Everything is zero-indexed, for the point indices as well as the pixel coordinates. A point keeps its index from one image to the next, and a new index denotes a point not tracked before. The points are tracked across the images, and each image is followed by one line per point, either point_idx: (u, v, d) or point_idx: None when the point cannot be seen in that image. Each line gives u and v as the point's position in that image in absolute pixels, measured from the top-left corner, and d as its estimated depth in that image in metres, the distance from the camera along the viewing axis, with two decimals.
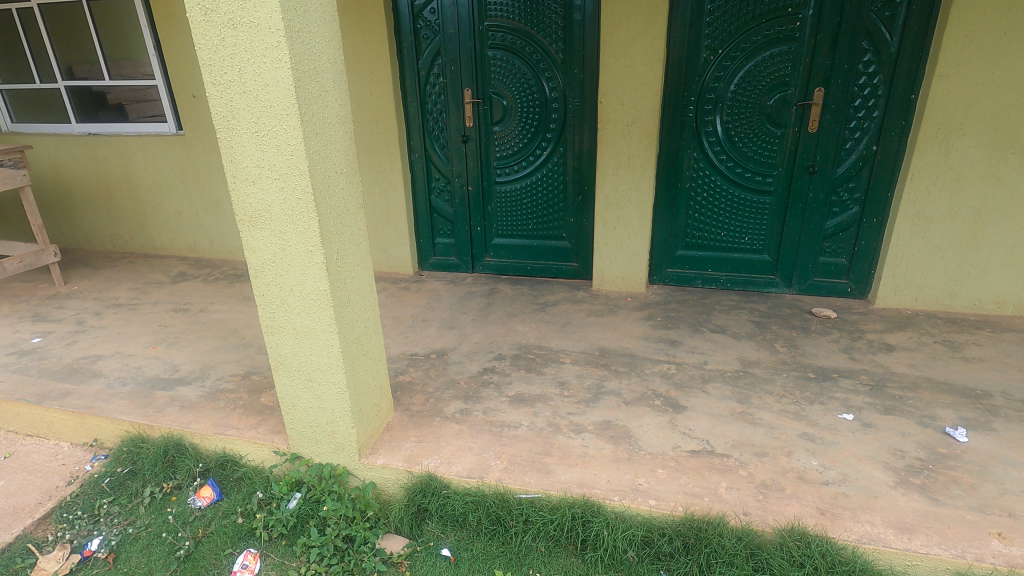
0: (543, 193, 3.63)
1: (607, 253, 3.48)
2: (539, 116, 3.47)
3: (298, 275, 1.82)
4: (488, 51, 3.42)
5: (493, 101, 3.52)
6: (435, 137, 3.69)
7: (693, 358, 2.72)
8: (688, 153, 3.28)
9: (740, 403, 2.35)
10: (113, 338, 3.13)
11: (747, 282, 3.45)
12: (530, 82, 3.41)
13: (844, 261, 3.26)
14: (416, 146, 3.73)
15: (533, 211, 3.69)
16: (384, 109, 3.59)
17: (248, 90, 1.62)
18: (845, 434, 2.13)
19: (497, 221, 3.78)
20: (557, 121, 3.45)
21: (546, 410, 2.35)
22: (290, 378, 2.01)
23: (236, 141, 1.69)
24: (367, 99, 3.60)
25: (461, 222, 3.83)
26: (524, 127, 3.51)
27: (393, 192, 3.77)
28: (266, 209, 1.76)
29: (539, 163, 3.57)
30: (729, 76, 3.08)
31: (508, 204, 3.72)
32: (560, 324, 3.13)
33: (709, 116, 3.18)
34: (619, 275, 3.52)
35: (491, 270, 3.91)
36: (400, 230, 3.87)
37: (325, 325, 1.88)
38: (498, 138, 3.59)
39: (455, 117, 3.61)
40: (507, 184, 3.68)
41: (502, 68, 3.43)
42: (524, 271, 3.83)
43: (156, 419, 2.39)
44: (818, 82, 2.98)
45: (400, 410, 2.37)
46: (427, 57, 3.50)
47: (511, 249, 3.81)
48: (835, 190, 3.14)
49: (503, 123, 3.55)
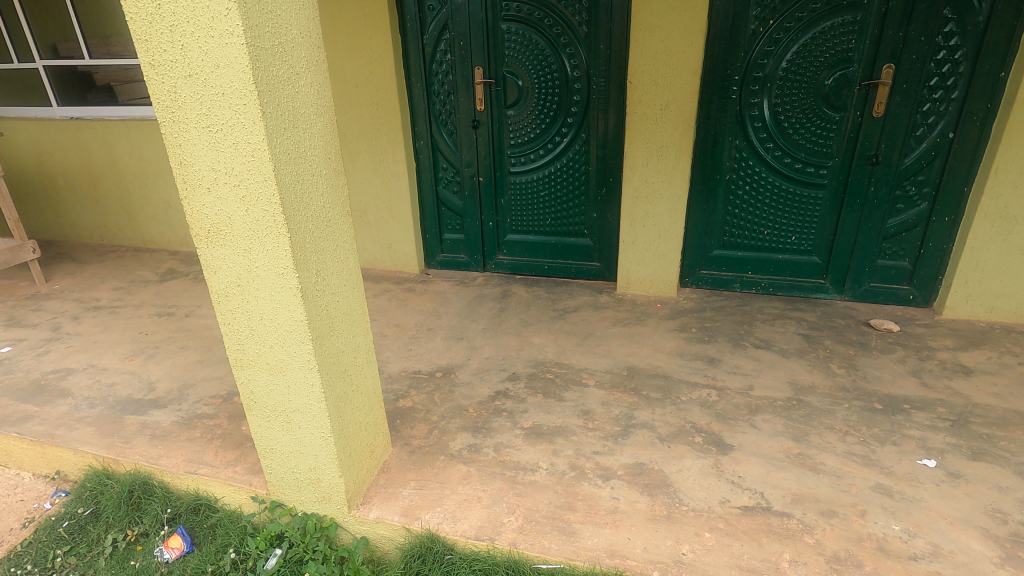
0: (563, 185, 3.26)
1: (633, 252, 3.12)
2: (559, 99, 3.08)
3: (269, 302, 1.48)
4: (501, 24, 3.02)
5: (507, 81, 3.12)
6: (443, 122, 3.32)
7: (736, 382, 2.36)
8: (728, 140, 2.87)
9: (797, 442, 2.00)
10: (88, 348, 2.84)
11: (792, 286, 3.07)
12: (549, 59, 3.01)
13: (906, 264, 2.86)
14: (422, 132, 3.36)
15: (551, 205, 3.32)
16: (385, 90, 3.21)
17: (194, 72, 1.26)
18: (929, 487, 1.77)
19: (511, 216, 3.43)
20: (579, 104, 3.05)
21: (568, 448, 2.01)
22: (265, 419, 1.69)
23: (184, 137, 1.34)
24: (367, 81, 3.23)
25: (471, 216, 3.48)
26: (541, 110, 3.13)
27: (396, 183, 3.42)
28: (226, 221, 1.41)
29: (558, 151, 3.18)
30: (780, 52, 2.66)
31: (523, 197, 3.36)
32: (581, 336, 2.78)
33: (755, 99, 2.77)
34: (647, 278, 3.16)
35: (504, 269, 3.57)
36: (404, 225, 3.53)
37: (303, 361, 1.54)
38: (512, 122, 3.21)
39: (464, 99, 3.22)
40: (523, 174, 3.31)
41: (518, 43, 3.03)
42: (541, 271, 3.48)
43: (122, 451, 2.10)
44: (887, 58, 2.55)
45: (399, 445, 2.06)
46: (432, 31, 3.11)
47: (526, 246, 3.46)
48: (900, 184, 2.73)
49: (518, 106, 3.17)
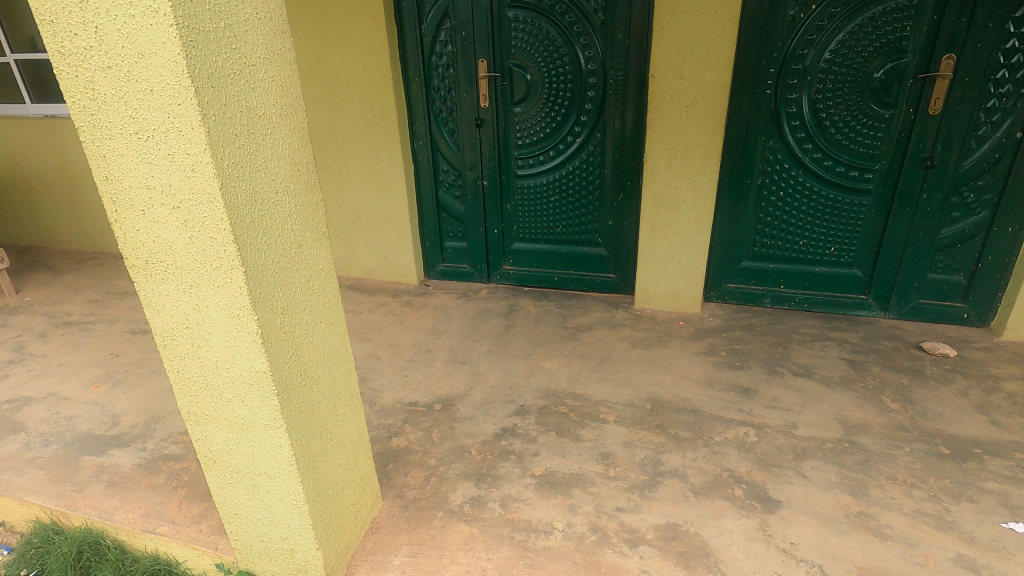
0: (575, 189, 2.97)
1: (653, 264, 2.84)
2: (571, 94, 2.78)
3: (224, 348, 1.20)
4: (507, 12, 2.72)
5: (514, 75, 2.82)
6: (443, 120, 3.02)
7: (777, 419, 2.07)
8: (761, 140, 2.57)
9: (855, 497, 1.70)
10: (51, 372, 2.57)
11: (829, 302, 2.77)
12: (561, 51, 2.71)
13: (960, 279, 2.55)
14: (420, 132, 3.07)
15: (561, 211, 3.04)
16: (380, 86, 2.92)
17: (115, 63, 0.97)
18: (1022, 561, 1.48)
19: (518, 222, 3.14)
20: (594, 100, 2.75)
21: (588, 503, 1.73)
22: (228, 481, 1.41)
23: (108, 146, 1.05)
24: (359, 76, 2.93)
25: (474, 223, 3.19)
26: (551, 107, 2.83)
27: (393, 187, 3.14)
28: (167, 251, 1.13)
29: (570, 152, 2.89)
30: (822, 41, 2.36)
31: (531, 202, 3.07)
32: (597, 361, 2.49)
33: (793, 94, 2.46)
34: (668, 292, 2.87)
35: (510, 280, 3.28)
36: (401, 233, 3.25)
37: (268, 419, 1.26)
38: (519, 121, 2.91)
39: (467, 95, 2.92)
40: (531, 178, 3.02)
41: (526, 33, 2.72)
42: (551, 282, 3.20)
43: (73, 503, 1.82)
44: (947, 47, 2.24)
45: (391, 497, 1.78)
46: (432, 20, 2.82)
47: (534, 256, 3.18)
48: (957, 190, 2.42)
49: (525, 103, 2.87)
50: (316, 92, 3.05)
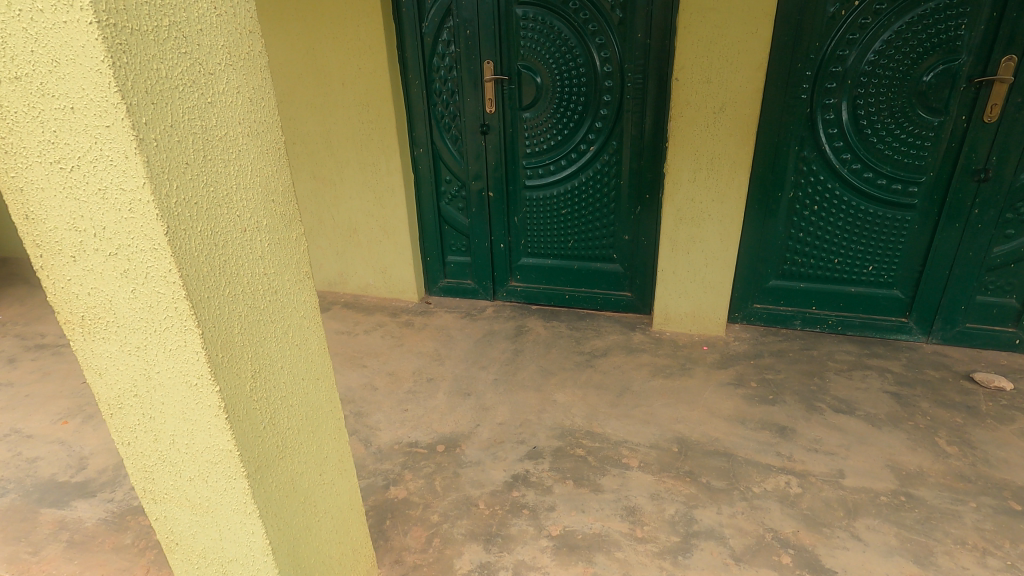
0: (588, 201, 2.75)
1: (673, 283, 2.62)
2: (585, 99, 2.55)
3: (181, 421, 0.97)
4: (515, 9, 2.49)
5: (522, 77, 2.59)
6: (446, 126, 2.79)
7: (820, 465, 1.85)
8: (795, 150, 2.35)
9: (922, 566, 1.48)
10: (17, 404, 2.34)
11: (865, 325, 2.55)
12: (574, 52, 2.49)
13: (1013, 303, 2.33)
14: (421, 138, 2.84)
15: (573, 225, 2.82)
16: (377, 89, 2.69)
17: (24, 72, 0.75)
18: None
19: (526, 236, 2.92)
20: (610, 105, 2.53)
21: (614, 572, 1.51)
22: (193, 565, 1.19)
23: (23, 176, 0.82)
24: (355, 79, 2.70)
25: (479, 236, 2.97)
26: (563, 113, 2.60)
27: (392, 198, 2.91)
28: (105, 306, 0.90)
29: (583, 162, 2.67)
30: (866, 41, 2.13)
31: (541, 214, 2.85)
32: (615, 393, 2.27)
33: (831, 99, 2.24)
34: (689, 312, 2.65)
35: (517, 297, 3.06)
36: (401, 247, 3.02)
37: (236, 503, 1.03)
38: (528, 127, 2.68)
39: (471, 100, 2.69)
40: (540, 189, 2.79)
41: (536, 32, 2.50)
42: (561, 300, 2.98)
43: (25, 569, 1.60)
44: (1007, 48, 2.01)
45: (388, 564, 1.55)
46: (433, 17, 2.59)
47: (543, 272, 2.96)
48: (1013, 205, 2.20)
49: (535, 108, 2.64)
50: (308, 95, 2.82)
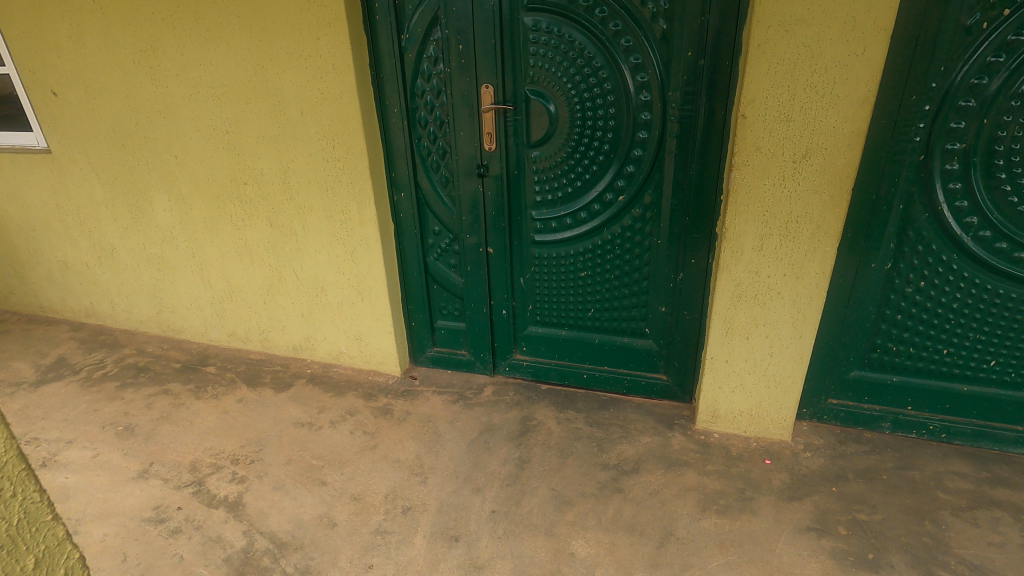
0: (614, 263, 2.14)
1: (726, 374, 2.01)
2: (614, 135, 1.94)
3: None
4: (523, 17, 1.88)
5: (531, 107, 1.98)
6: (433, 166, 2.19)
7: None
8: (899, 209, 1.74)
9: None
10: None
11: (979, 434, 1.95)
12: (600, 74, 1.88)
13: None
14: (402, 180, 2.24)
15: (595, 291, 2.21)
16: (344, 120, 2.08)
17: None
18: None
19: (535, 301, 2.32)
20: (646, 144, 1.92)
21: None
22: None
23: None
24: (316, 107, 2.10)
25: (476, 300, 2.38)
26: (585, 152, 1.99)
27: (366, 253, 2.32)
28: None
29: (609, 215, 2.06)
30: (1015, 66, 1.51)
31: (553, 277, 2.25)
32: (653, 543, 1.67)
33: (956, 144, 1.63)
34: (745, 411, 2.05)
35: (522, 373, 2.47)
36: (379, 311, 2.43)
37: None
38: (538, 170, 2.07)
39: (465, 133, 2.09)
40: (553, 246, 2.19)
41: (551, 46, 1.88)
42: (578, 379, 2.39)
43: None
44: None
45: None
46: (415, 27, 1.98)
47: (556, 344, 2.37)
48: None
49: (547, 146, 2.03)
50: (259, 126, 2.21)
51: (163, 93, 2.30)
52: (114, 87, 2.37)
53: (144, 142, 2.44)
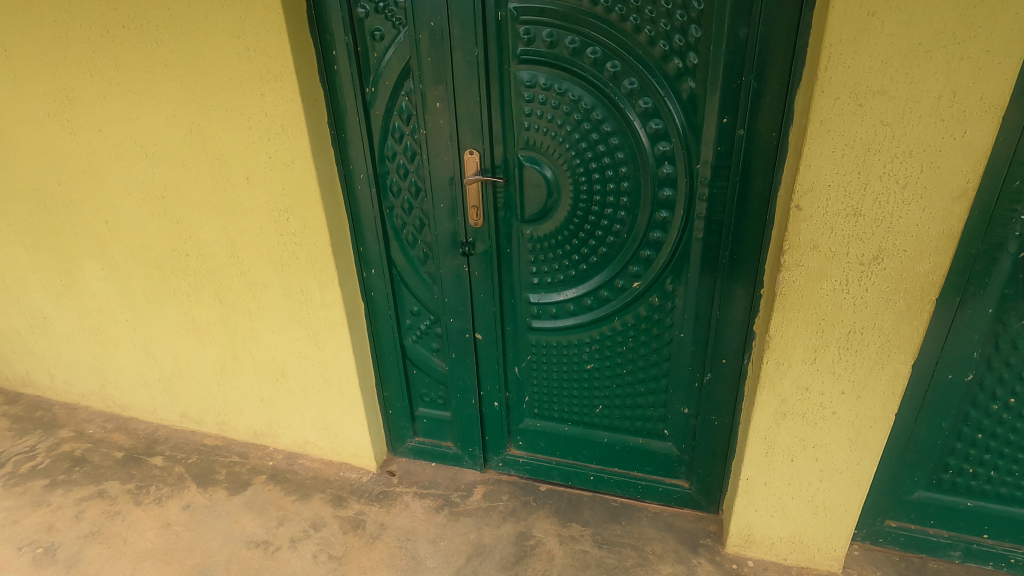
0: (627, 357, 1.78)
1: (764, 498, 1.66)
2: (628, 212, 1.58)
3: None
4: (516, 69, 1.51)
5: (526, 176, 1.62)
6: (409, 240, 1.82)
7: None
8: (988, 314, 1.38)
9: None
10: None
11: None
12: (611, 141, 1.51)
13: None
14: (372, 254, 1.88)
15: (604, 385, 1.86)
16: (299, 189, 1.71)
17: None
18: None
19: (532, 393, 1.97)
20: (668, 224, 1.55)
21: None
22: None
23: None
24: (264, 173, 1.72)
25: (463, 390, 2.02)
26: (592, 230, 1.63)
27: (332, 338, 1.95)
28: None
29: (622, 303, 1.70)
30: None
31: (554, 368, 1.89)
32: None
33: None
34: (786, 538, 1.70)
35: (518, 470, 2.12)
36: (349, 401, 2.07)
37: None
38: (535, 248, 1.71)
39: (446, 204, 1.72)
40: (553, 334, 1.83)
41: (550, 105, 1.52)
42: (582, 481, 2.03)
43: None
44: None
45: None
46: (382, 79, 1.61)
47: (557, 440, 2.02)
48: None
49: (546, 222, 1.66)
50: (199, 192, 1.84)
51: (86, 151, 1.93)
52: (30, 141, 1.99)
53: (70, 205, 2.07)
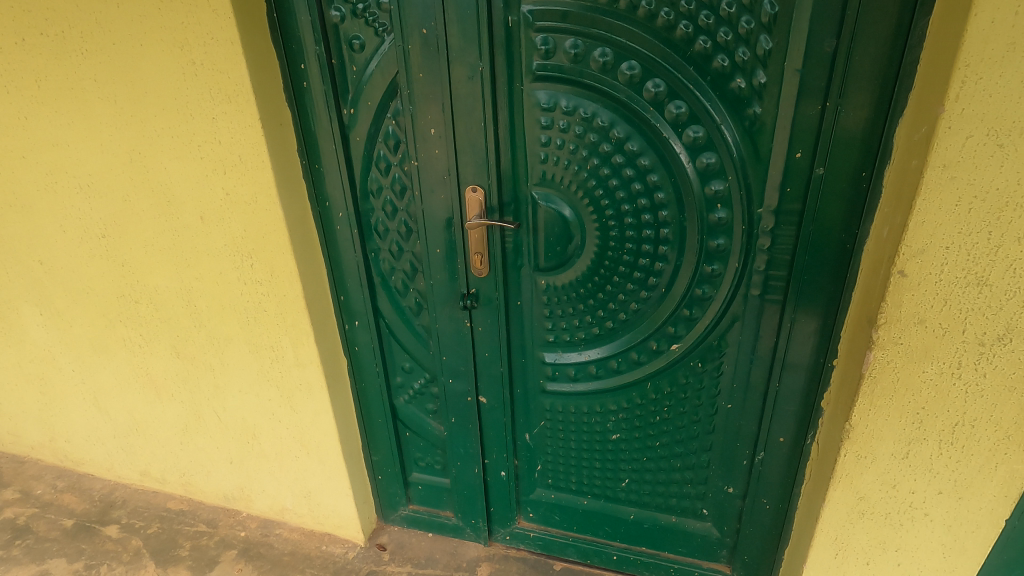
0: (661, 427, 1.49)
1: None
2: (668, 264, 1.28)
3: None
4: (530, 88, 1.20)
5: (541, 217, 1.32)
6: (399, 288, 1.52)
7: None
8: None
9: None
10: None
11: None
12: (649, 177, 1.21)
13: None
14: (355, 303, 1.57)
15: (631, 457, 1.57)
16: (263, 232, 1.41)
17: None
18: None
19: (546, 462, 1.67)
20: (718, 278, 1.26)
21: None
22: None
23: None
24: (220, 211, 1.42)
25: (465, 457, 1.73)
26: (622, 283, 1.34)
27: (309, 400, 1.65)
28: None
29: (656, 368, 1.41)
30: None
31: (572, 436, 1.60)
32: None
33: None
34: None
35: (528, 545, 1.83)
36: (331, 468, 1.78)
37: None
38: (551, 301, 1.41)
39: (443, 249, 1.42)
40: (572, 399, 1.54)
41: (573, 133, 1.22)
42: (604, 560, 1.75)
43: None
44: None
45: None
46: (363, 98, 1.30)
47: (575, 515, 1.73)
48: None
49: (565, 271, 1.36)
50: (145, 231, 1.53)
51: (11, 180, 1.61)
52: None
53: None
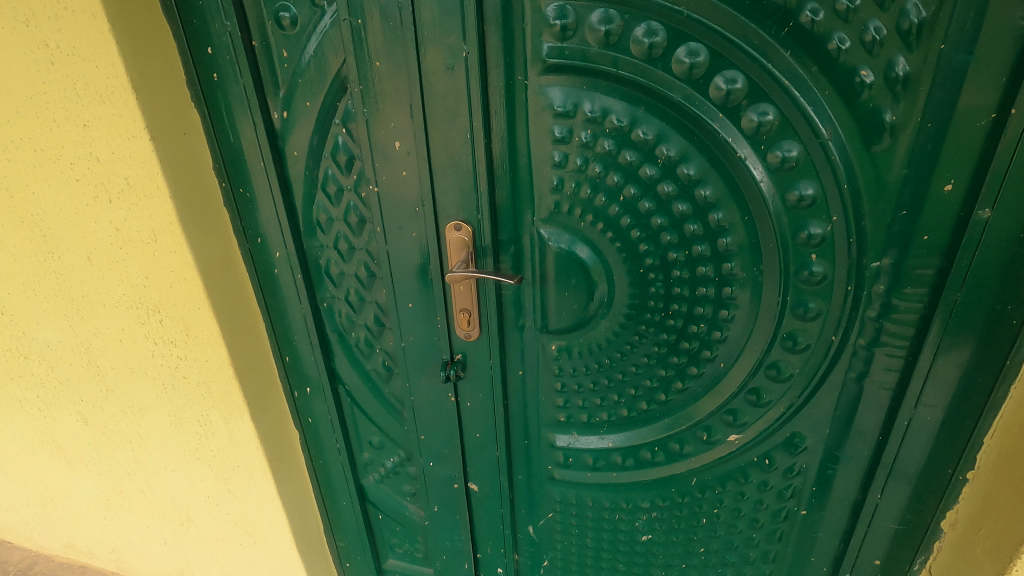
0: (707, 531, 1.13)
1: None
2: (731, 332, 0.91)
3: None
4: (539, 84, 0.82)
5: (551, 264, 0.94)
6: (361, 347, 1.15)
7: None
8: None
9: None
10: None
11: None
12: (711, 214, 0.83)
13: None
14: (306, 365, 1.20)
15: (666, 563, 1.21)
16: (169, 281, 1.03)
17: None
18: None
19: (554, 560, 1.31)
20: (803, 355, 0.89)
21: None
22: None
23: None
24: (111, 252, 1.03)
25: (451, 549, 1.36)
26: (663, 355, 0.97)
27: (249, 485, 1.29)
28: None
29: (706, 461, 1.05)
30: None
31: (588, 533, 1.24)
32: None
33: None
34: None
35: None
36: (283, 561, 1.42)
37: None
38: (564, 373, 1.04)
39: (417, 301, 1.04)
40: (590, 490, 1.18)
41: (599, 149, 0.84)
42: None
43: None
44: None
45: None
46: (300, 97, 0.92)
47: None
48: None
49: (585, 336, 0.99)
50: (21, 275, 1.15)
51: None
52: None
53: None
